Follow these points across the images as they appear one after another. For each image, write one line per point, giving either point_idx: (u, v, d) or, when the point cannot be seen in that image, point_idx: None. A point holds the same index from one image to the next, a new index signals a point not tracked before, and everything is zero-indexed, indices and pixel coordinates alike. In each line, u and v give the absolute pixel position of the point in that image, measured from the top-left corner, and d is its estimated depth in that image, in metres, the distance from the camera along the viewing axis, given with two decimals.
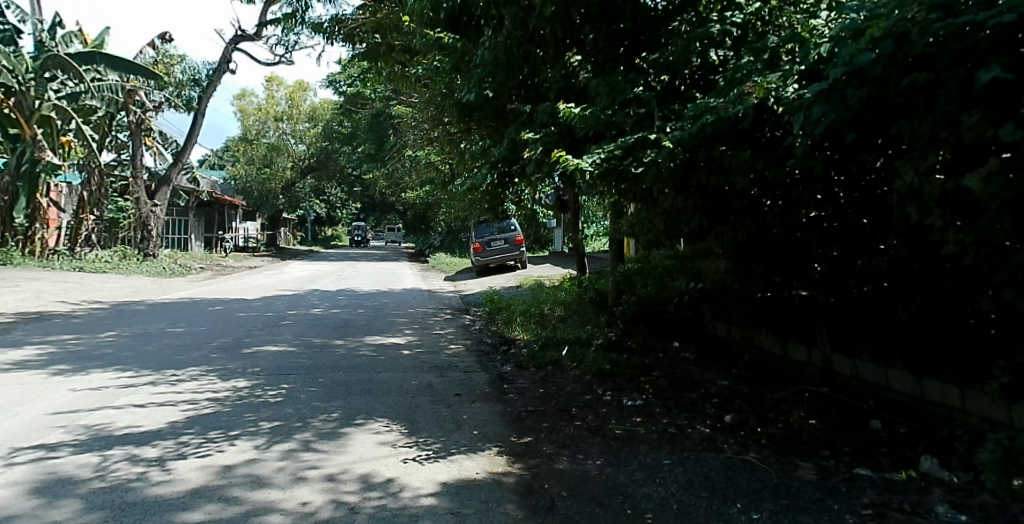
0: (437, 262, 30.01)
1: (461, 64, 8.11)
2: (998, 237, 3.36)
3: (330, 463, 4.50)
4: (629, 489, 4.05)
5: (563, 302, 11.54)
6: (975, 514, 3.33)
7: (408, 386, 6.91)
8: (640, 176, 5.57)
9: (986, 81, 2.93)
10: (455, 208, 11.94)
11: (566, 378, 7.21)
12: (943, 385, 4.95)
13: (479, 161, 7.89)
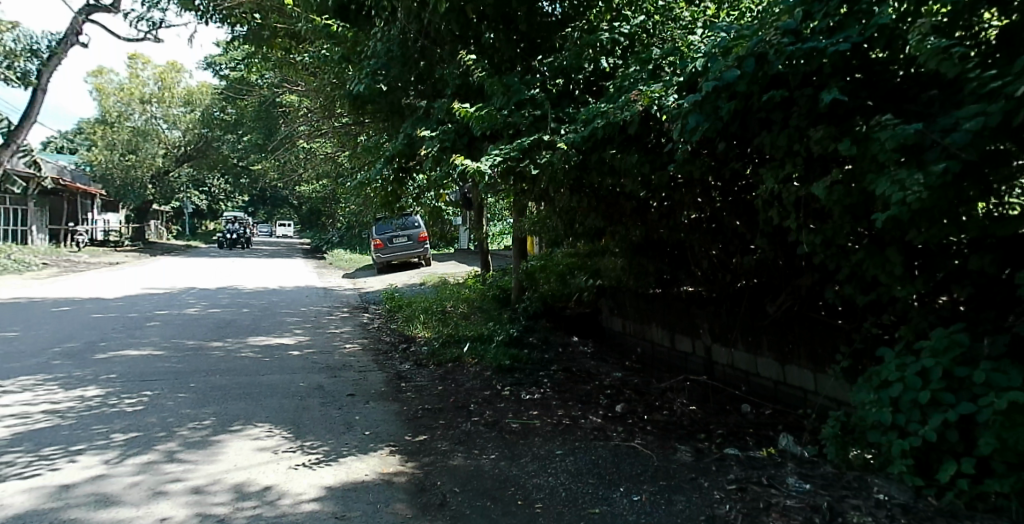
0: (333, 259, 28.64)
1: (351, 55, 7.98)
2: (841, 239, 3.83)
3: (196, 474, 4.36)
4: (521, 481, 4.22)
5: (466, 299, 11.65)
6: (817, 482, 3.72)
7: (298, 388, 6.78)
8: (538, 177, 5.77)
9: (828, 102, 3.34)
10: (354, 201, 11.85)
11: (465, 374, 7.32)
12: (801, 370, 5.47)
13: (373, 155, 7.86)
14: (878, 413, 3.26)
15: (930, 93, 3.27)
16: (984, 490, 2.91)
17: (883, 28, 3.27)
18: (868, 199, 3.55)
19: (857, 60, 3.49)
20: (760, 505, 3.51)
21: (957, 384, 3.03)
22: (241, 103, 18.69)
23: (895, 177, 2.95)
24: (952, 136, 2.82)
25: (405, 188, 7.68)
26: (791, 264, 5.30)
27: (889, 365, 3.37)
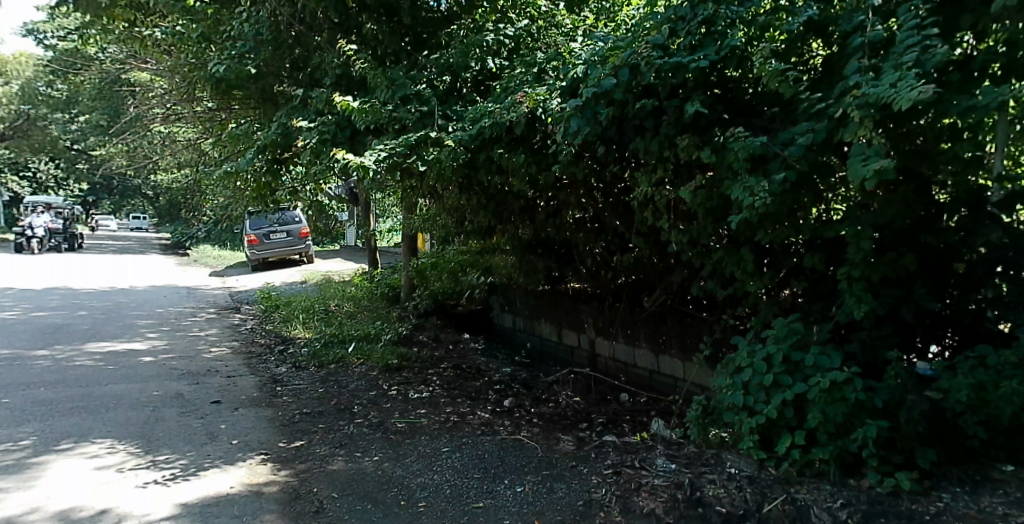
0: (207, 255, 26.97)
1: (213, 34, 7.73)
2: (704, 239, 4.22)
3: (11, 503, 3.98)
4: (405, 481, 4.22)
5: (353, 298, 11.41)
6: (681, 461, 4.06)
7: (158, 398, 6.39)
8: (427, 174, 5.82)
9: (691, 113, 3.67)
10: (222, 192, 11.25)
11: (349, 374, 7.19)
12: (672, 360, 5.88)
13: (240, 143, 7.49)
14: (731, 395, 3.83)
15: (774, 110, 3.72)
16: (810, 458, 3.46)
17: (735, 50, 3.74)
18: (724, 203, 3.95)
19: (715, 77, 3.88)
20: (633, 486, 3.77)
21: (794, 367, 3.65)
22: (71, 80, 16.77)
23: (746, 184, 3.37)
24: (791, 149, 3.29)
25: (280, 180, 7.38)
26: (665, 262, 5.67)
27: (742, 353, 3.94)
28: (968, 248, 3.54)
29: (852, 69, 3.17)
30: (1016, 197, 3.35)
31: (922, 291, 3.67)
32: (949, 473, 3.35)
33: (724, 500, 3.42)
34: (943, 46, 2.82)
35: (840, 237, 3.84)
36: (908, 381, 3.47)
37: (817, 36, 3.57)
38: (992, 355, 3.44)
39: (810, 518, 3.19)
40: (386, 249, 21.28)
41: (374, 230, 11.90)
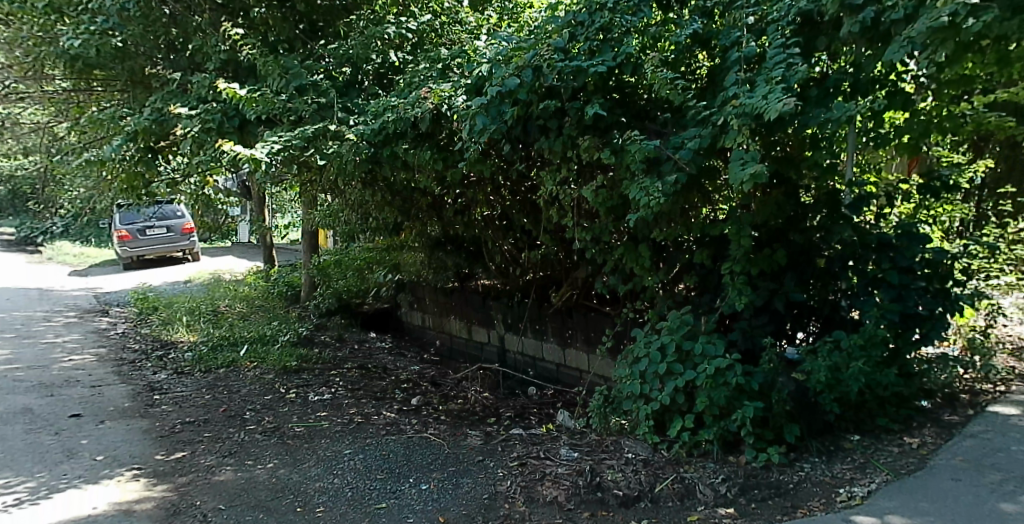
0: (68, 253, 24.50)
1: (64, 5, 6.69)
2: (606, 237, 4.39)
3: None
4: (302, 486, 4.09)
5: (246, 298, 10.96)
6: (584, 449, 4.24)
7: (11, 414, 5.84)
8: (326, 166, 5.71)
9: (591, 115, 3.91)
10: (85, 183, 10.34)
11: (240, 379, 6.86)
12: (578, 353, 6.01)
13: (101, 129, 6.92)
14: (630, 385, 4.10)
15: (666, 116, 4.11)
16: (697, 439, 3.81)
17: (627, 58, 4.04)
18: (623, 201, 4.21)
19: (613, 83, 4.20)
20: (537, 476, 3.90)
21: (684, 356, 3.94)
22: None
23: (642, 185, 3.63)
24: (681, 153, 3.60)
25: (154, 170, 6.96)
26: (571, 258, 5.86)
27: (639, 344, 4.17)
28: (826, 244, 4.12)
29: (731, 80, 3.78)
30: (862, 200, 4.08)
31: (791, 284, 4.12)
32: (809, 446, 3.82)
33: (621, 484, 3.58)
34: (801, 65, 3.46)
35: (723, 236, 4.25)
36: (778, 365, 3.92)
37: (702, 47, 4.22)
38: (844, 339, 3.94)
39: (695, 493, 3.47)
40: (282, 247, 20.52)
41: (268, 226, 11.44)
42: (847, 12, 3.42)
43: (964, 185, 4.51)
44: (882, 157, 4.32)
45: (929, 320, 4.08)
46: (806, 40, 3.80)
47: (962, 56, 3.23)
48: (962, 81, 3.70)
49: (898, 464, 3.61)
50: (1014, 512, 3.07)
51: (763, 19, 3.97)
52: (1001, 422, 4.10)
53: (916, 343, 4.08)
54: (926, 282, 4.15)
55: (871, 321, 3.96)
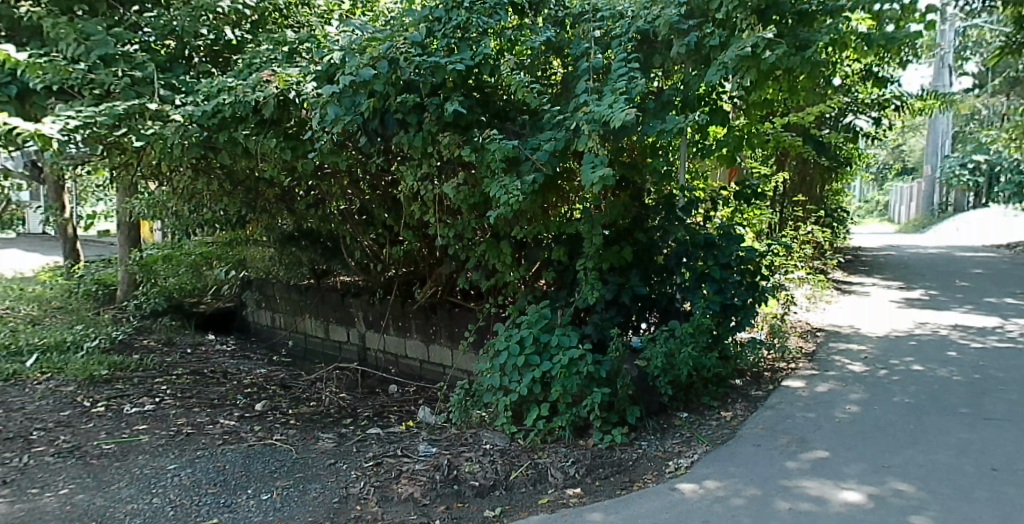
0: None
1: None
2: (469, 234, 4.57)
3: None
4: (111, 510, 3.55)
5: (41, 296, 9.67)
6: (441, 444, 4.34)
7: None
8: (146, 148, 5.19)
9: (451, 112, 4.08)
10: None
11: (27, 394, 5.82)
12: (442, 349, 6.03)
13: None
14: (490, 378, 4.30)
15: (524, 118, 4.39)
16: (551, 426, 4.05)
17: (484, 57, 4.22)
18: (485, 200, 4.46)
19: (473, 82, 4.36)
20: (393, 474, 3.91)
21: (541, 347, 4.18)
22: None
23: (502, 184, 3.88)
24: (539, 154, 3.89)
25: None
26: (434, 254, 5.87)
27: (500, 337, 4.34)
28: (664, 243, 4.52)
29: (581, 88, 4.04)
30: (693, 203, 4.51)
31: (635, 278, 4.42)
32: (646, 425, 4.15)
33: (477, 475, 3.71)
34: (641, 79, 3.84)
35: (578, 234, 4.51)
36: (623, 353, 4.24)
37: (555, 55, 4.48)
38: (677, 327, 4.33)
39: (546, 477, 3.68)
40: (91, 241, 18.43)
41: (70, 216, 10.24)
42: (676, 35, 4.01)
43: (768, 194, 5.17)
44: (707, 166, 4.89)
45: (743, 308, 4.59)
46: (644, 56, 4.23)
47: (763, 82, 3.90)
48: (760, 105, 4.45)
49: (715, 436, 4.01)
50: (797, 468, 3.56)
51: (607, 35, 4.34)
52: (793, 394, 4.55)
53: (733, 330, 4.58)
54: (741, 275, 4.62)
55: (698, 310, 4.36)
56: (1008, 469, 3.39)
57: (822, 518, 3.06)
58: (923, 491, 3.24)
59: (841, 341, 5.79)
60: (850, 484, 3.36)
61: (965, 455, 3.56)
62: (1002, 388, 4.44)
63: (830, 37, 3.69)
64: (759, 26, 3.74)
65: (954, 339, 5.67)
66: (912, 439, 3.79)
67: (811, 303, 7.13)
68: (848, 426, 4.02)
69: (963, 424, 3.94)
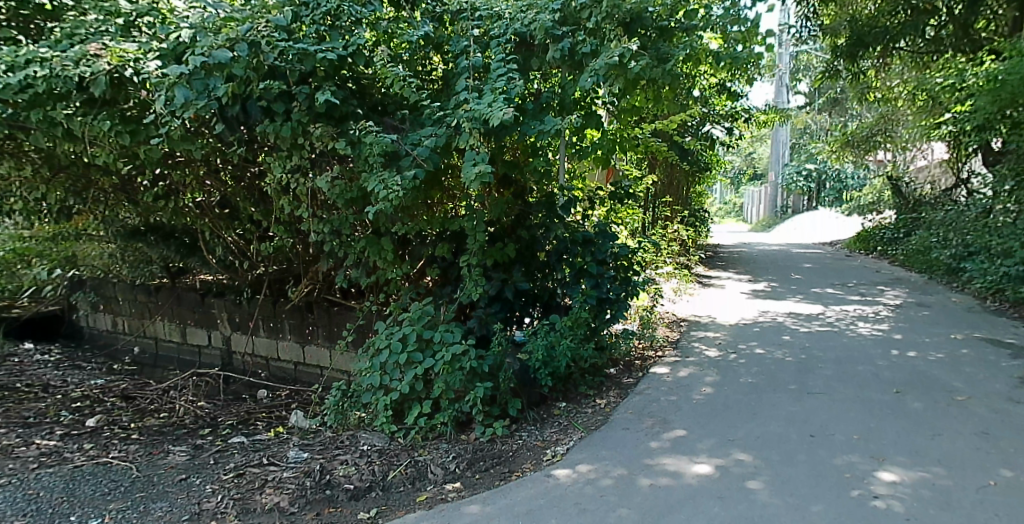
0: None
1: None
2: (347, 229, 4.55)
3: None
4: None
5: None
6: (313, 449, 4.21)
7: None
8: None
9: (322, 102, 3.97)
10: None
11: None
12: (318, 349, 5.80)
13: None
14: (370, 377, 4.29)
15: (404, 113, 4.48)
16: (434, 423, 4.13)
17: (357, 47, 4.18)
18: (364, 194, 4.44)
19: (347, 72, 4.34)
20: (257, 484, 3.72)
21: (424, 344, 4.25)
22: None
23: (381, 178, 3.93)
24: (420, 150, 4.00)
25: None
26: (309, 251, 5.60)
27: (381, 335, 4.38)
28: (545, 241, 4.69)
29: (461, 86, 4.16)
30: (572, 201, 4.72)
31: (518, 274, 4.58)
32: (527, 416, 4.31)
33: (351, 478, 3.65)
34: (518, 80, 4.00)
35: (462, 231, 4.63)
36: (506, 347, 4.38)
37: (434, 50, 4.55)
38: (557, 321, 4.54)
39: (426, 475, 3.71)
40: None
41: None
42: (551, 40, 4.19)
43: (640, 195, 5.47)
44: (585, 167, 5.14)
45: (619, 301, 4.86)
46: (523, 58, 4.36)
47: (630, 89, 4.17)
48: (629, 111, 4.72)
49: (589, 422, 4.24)
50: (658, 447, 3.88)
51: (486, 34, 4.47)
52: (658, 379, 4.92)
53: (609, 322, 4.86)
54: (616, 270, 4.89)
55: (577, 304, 4.59)
56: (823, 434, 3.92)
57: (677, 491, 3.37)
58: (760, 460, 3.67)
59: (700, 329, 6.33)
60: (702, 458, 3.72)
61: (793, 425, 4.06)
62: (823, 365, 5.10)
63: (687, 52, 4.01)
64: (624, 37, 4.00)
65: (789, 324, 6.41)
66: (752, 413, 4.26)
67: (675, 295, 7.72)
68: (704, 405, 4.43)
69: (793, 397, 4.48)
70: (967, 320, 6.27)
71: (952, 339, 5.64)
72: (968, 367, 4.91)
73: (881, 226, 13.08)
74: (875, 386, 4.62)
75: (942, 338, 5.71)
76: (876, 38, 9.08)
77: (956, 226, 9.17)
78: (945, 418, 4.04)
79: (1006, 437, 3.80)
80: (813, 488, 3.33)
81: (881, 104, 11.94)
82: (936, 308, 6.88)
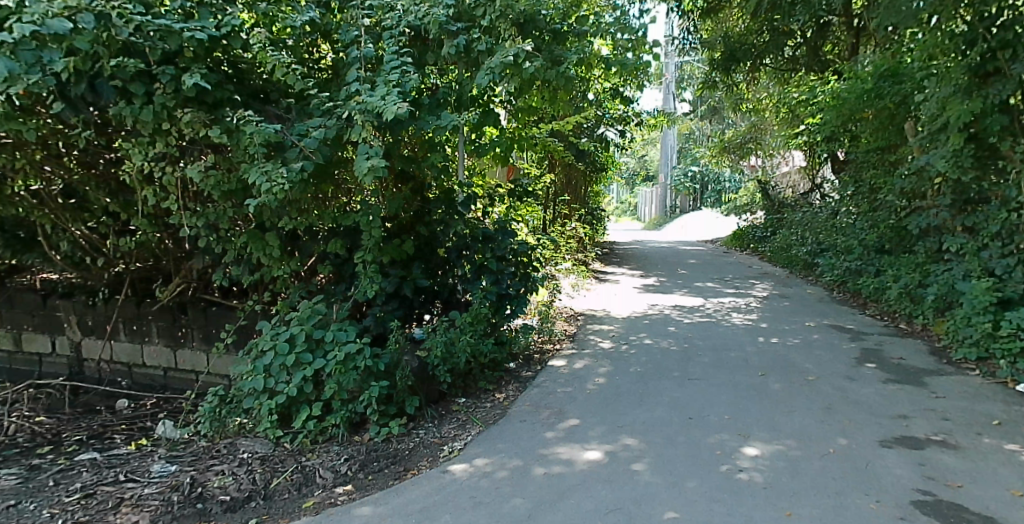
0: None
1: None
2: (225, 223, 4.29)
3: None
4: None
5: None
6: (181, 461, 3.90)
7: None
8: None
9: (190, 84, 3.65)
10: None
11: None
12: (194, 353, 5.39)
13: None
14: (252, 381, 4.05)
15: (288, 101, 4.28)
16: (323, 426, 3.99)
17: (232, 29, 3.95)
18: (245, 187, 4.19)
19: (220, 54, 4.05)
20: (111, 504, 3.37)
21: (314, 344, 4.10)
22: None
23: (263, 169, 3.73)
24: (307, 141, 3.83)
25: None
26: (181, 248, 5.17)
27: (265, 336, 4.16)
28: (446, 237, 4.77)
29: (353, 76, 4.04)
30: (472, 197, 4.82)
31: (417, 271, 4.61)
32: (425, 413, 4.29)
33: (228, 489, 3.44)
34: (413, 74, 3.97)
35: (357, 227, 4.56)
36: (404, 345, 4.34)
37: (322, 38, 4.40)
38: (456, 318, 4.56)
39: (314, 479, 3.59)
40: None
41: None
42: (446, 36, 4.17)
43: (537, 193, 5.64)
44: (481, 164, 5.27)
45: (518, 297, 4.96)
46: (418, 52, 4.34)
47: (526, 89, 4.27)
48: (526, 110, 4.87)
49: (488, 417, 4.31)
50: (553, 436, 4.02)
51: (377, 24, 4.33)
52: (556, 372, 5.08)
53: (508, 317, 4.94)
54: (516, 266, 5.00)
55: (477, 300, 4.65)
56: (700, 416, 4.26)
57: (569, 478, 3.51)
58: (645, 443, 3.92)
59: (596, 323, 6.61)
60: (593, 445, 3.91)
61: (674, 409, 4.38)
62: (702, 353, 5.53)
63: (579, 56, 4.18)
64: (519, 38, 4.08)
65: (674, 316, 6.88)
66: (640, 400, 4.54)
67: (573, 290, 8.02)
68: (597, 395, 4.65)
69: (676, 383, 4.83)
70: (820, 310, 7.07)
71: (807, 326, 6.35)
72: (818, 350, 5.56)
73: (752, 226, 14.36)
74: (743, 370, 5.09)
75: (799, 325, 6.40)
76: (745, 54, 10.05)
77: (810, 225, 10.22)
78: (801, 397, 4.54)
79: (845, 410, 4.34)
80: (690, 465, 3.63)
81: (751, 114, 12.99)
82: (795, 300, 7.68)
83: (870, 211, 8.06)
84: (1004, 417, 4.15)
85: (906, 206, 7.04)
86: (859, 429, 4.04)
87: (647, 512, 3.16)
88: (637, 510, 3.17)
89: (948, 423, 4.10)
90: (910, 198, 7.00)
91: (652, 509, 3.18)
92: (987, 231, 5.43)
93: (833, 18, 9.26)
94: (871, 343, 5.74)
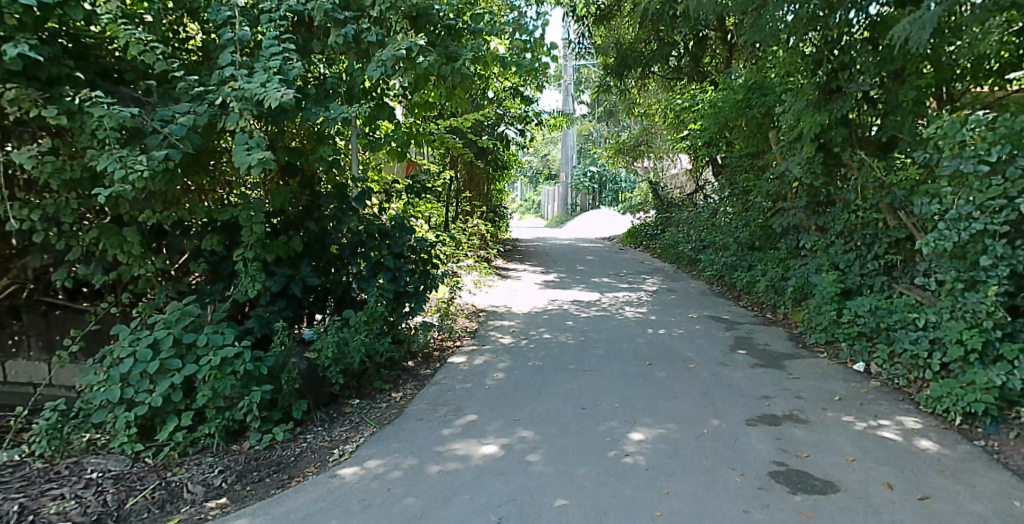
0: None
1: None
2: (65, 216, 3.74)
3: None
4: None
5: None
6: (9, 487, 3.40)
7: None
8: None
9: (14, 56, 3.16)
10: None
11: None
12: (29, 363, 4.76)
13: None
14: (105, 392, 3.64)
15: (148, 84, 3.86)
16: (194, 437, 3.68)
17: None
18: (94, 177, 3.71)
19: (58, 24, 3.56)
20: None
21: (182, 350, 3.76)
22: None
23: (117, 155, 3.33)
24: (171, 128, 3.49)
25: None
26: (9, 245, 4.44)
27: (123, 342, 3.76)
28: (337, 234, 4.64)
29: (226, 60, 3.75)
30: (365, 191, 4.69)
31: (305, 270, 4.40)
32: (314, 417, 4.11)
33: (71, 514, 3.08)
34: (296, 62, 3.72)
35: (234, 222, 4.34)
36: (289, 347, 4.11)
37: (188, 16, 4.04)
38: (350, 317, 4.40)
39: (180, 495, 3.31)
40: None
41: None
42: (333, 24, 3.97)
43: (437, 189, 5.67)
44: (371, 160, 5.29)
45: (415, 294, 4.90)
46: (302, 39, 4.12)
47: (421, 83, 4.21)
48: (423, 105, 4.82)
49: (382, 418, 4.20)
50: (450, 433, 4.00)
51: (252, 7, 4.09)
52: (455, 369, 5.06)
53: (407, 315, 4.85)
54: (415, 263, 4.93)
55: (372, 299, 4.51)
56: (591, 406, 4.44)
57: (463, 474, 3.52)
58: (539, 436, 4.01)
59: (497, 319, 6.69)
60: (489, 439, 3.94)
61: (567, 400, 4.53)
62: (595, 346, 5.77)
63: (474, 54, 4.15)
64: (411, 31, 4.00)
65: (573, 310, 7.12)
66: (537, 393, 4.65)
67: (476, 287, 8.14)
68: (495, 390, 4.69)
69: (570, 375, 5.01)
70: (699, 302, 7.67)
71: (690, 317, 6.85)
72: (698, 339, 6.02)
73: (645, 224, 15.10)
74: (633, 360, 5.39)
75: (682, 317, 6.87)
76: (635, 61, 10.59)
77: (695, 225, 10.97)
78: (682, 383, 4.89)
79: (719, 394, 4.73)
80: (578, 453, 3.77)
81: (641, 119, 13.60)
82: (680, 294, 8.22)
83: (744, 211, 8.79)
84: (844, 393, 4.73)
85: (772, 207, 7.81)
86: (729, 411, 4.42)
87: (536, 502, 3.24)
88: (529, 501, 3.25)
89: (801, 401, 4.60)
90: (775, 200, 7.78)
91: (542, 498, 3.28)
92: (834, 230, 6.19)
93: (709, 32, 10.03)
94: (743, 332, 6.30)
